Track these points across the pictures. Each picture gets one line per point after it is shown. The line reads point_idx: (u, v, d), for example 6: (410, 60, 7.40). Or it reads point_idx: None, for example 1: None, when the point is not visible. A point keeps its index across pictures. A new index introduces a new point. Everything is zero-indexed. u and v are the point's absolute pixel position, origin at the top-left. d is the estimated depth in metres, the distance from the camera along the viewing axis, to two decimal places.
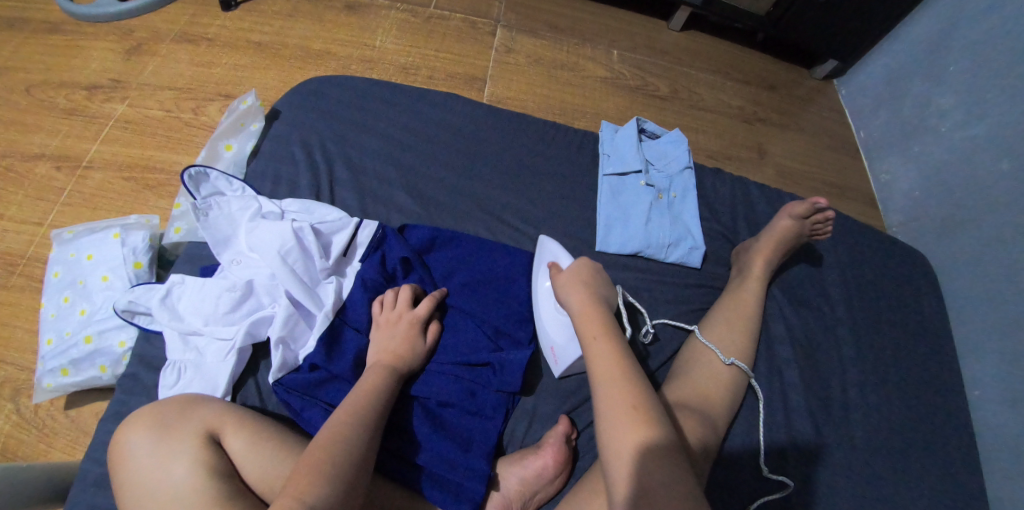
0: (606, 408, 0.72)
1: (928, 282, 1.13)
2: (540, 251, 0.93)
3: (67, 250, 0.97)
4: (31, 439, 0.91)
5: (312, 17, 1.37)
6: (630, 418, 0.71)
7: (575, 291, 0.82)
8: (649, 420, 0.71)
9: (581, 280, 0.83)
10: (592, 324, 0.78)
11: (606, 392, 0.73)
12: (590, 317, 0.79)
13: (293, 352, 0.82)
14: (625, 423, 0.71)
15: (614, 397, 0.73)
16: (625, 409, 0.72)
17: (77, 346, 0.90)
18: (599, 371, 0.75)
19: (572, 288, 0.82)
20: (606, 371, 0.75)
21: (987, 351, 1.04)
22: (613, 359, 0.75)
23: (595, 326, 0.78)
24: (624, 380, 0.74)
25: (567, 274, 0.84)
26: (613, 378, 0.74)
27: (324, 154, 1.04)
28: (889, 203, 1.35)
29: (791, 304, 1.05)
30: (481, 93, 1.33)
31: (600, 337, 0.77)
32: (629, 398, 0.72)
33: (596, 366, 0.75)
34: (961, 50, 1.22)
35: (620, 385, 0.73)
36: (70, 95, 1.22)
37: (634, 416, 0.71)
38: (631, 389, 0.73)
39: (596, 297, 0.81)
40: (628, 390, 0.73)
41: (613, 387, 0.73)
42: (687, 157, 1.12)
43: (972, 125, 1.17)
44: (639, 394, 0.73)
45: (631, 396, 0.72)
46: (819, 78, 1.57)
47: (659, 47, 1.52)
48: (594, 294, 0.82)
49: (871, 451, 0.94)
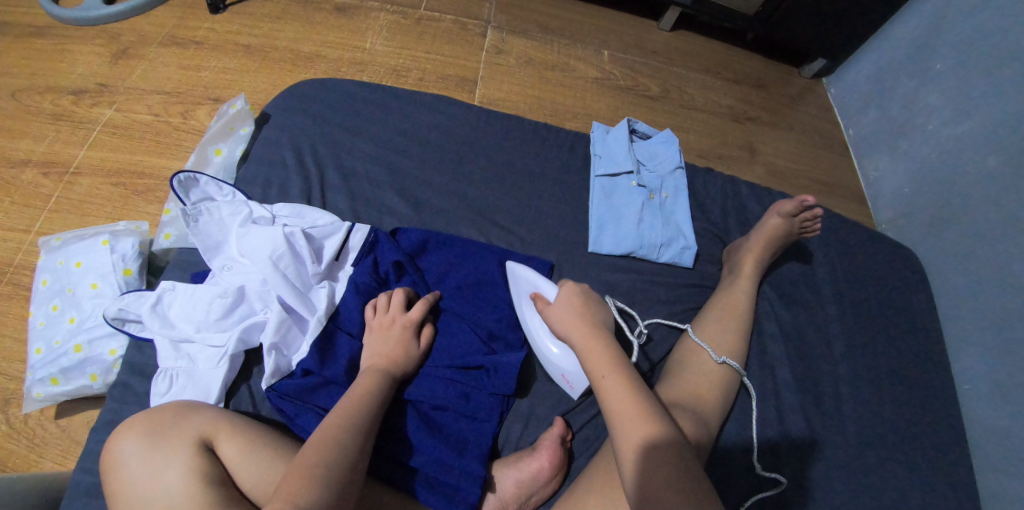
0: (627, 449, 0.71)
1: (918, 277, 1.14)
2: (515, 280, 0.90)
3: (55, 257, 0.96)
4: (21, 449, 0.90)
5: (301, 20, 1.37)
6: (652, 457, 0.70)
7: (574, 324, 0.81)
8: (670, 454, 0.70)
9: (577, 313, 0.82)
10: (599, 361, 0.77)
11: (623, 431, 0.72)
12: (596, 354, 0.78)
13: (286, 358, 0.81)
14: (649, 463, 0.70)
15: (631, 434, 0.72)
16: (646, 447, 0.70)
17: (67, 354, 0.89)
18: (613, 408, 0.74)
19: (570, 321, 0.81)
20: (621, 409, 0.73)
21: (976, 346, 1.05)
22: (626, 395, 0.74)
23: (602, 363, 0.77)
24: (639, 416, 0.73)
25: (562, 309, 0.83)
26: (629, 415, 0.73)
27: (315, 158, 1.03)
28: (879, 200, 1.35)
29: (783, 302, 1.05)
30: (472, 94, 1.32)
31: (611, 375, 0.76)
32: (647, 434, 0.71)
33: (610, 405, 0.74)
34: (948, 47, 1.23)
35: (636, 421, 0.72)
36: (56, 100, 1.21)
37: (655, 452, 0.70)
38: (648, 424, 0.72)
39: (595, 327, 0.81)
40: (645, 425, 0.72)
41: (630, 425, 0.72)
42: (678, 157, 1.12)
43: (959, 122, 1.18)
44: (655, 427, 0.72)
45: (648, 431, 0.71)
46: (808, 77, 1.58)
47: (650, 47, 1.53)
48: (595, 327, 0.81)
49: (863, 446, 0.95)
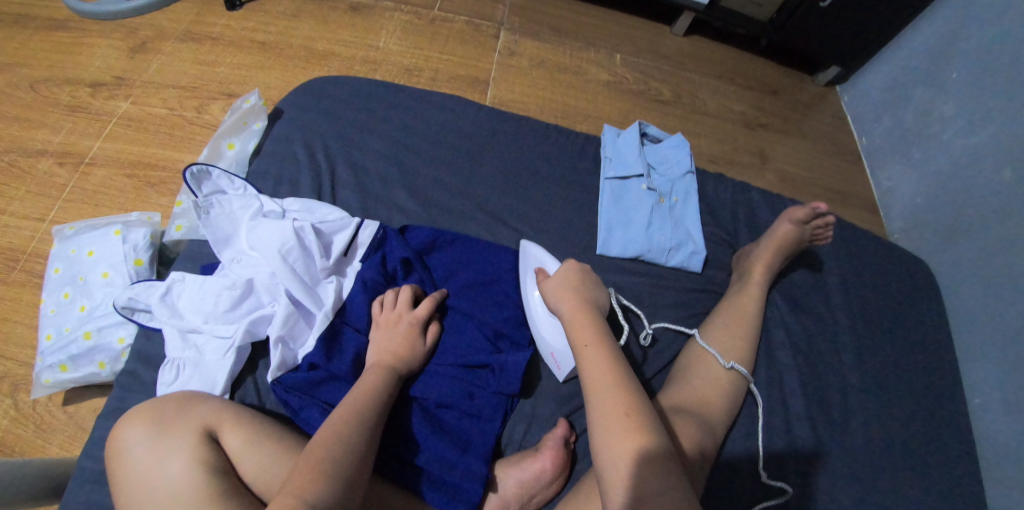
0: (599, 415, 0.72)
1: (929, 289, 1.13)
2: (524, 256, 0.93)
3: (68, 246, 0.97)
4: (29, 435, 0.91)
5: (316, 18, 1.38)
6: (622, 424, 0.70)
7: (566, 299, 0.82)
8: (641, 425, 0.71)
9: (571, 288, 0.84)
10: (584, 332, 0.79)
11: (598, 398, 0.73)
12: (581, 326, 0.79)
13: (293, 351, 0.81)
14: (619, 429, 0.70)
15: (606, 402, 0.72)
16: (617, 414, 0.71)
17: (76, 342, 0.89)
18: (591, 377, 0.75)
19: (562, 296, 0.83)
20: (598, 378, 0.74)
21: (988, 359, 1.04)
22: (605, 366, 0.75)
23: (586, 334, 0.79)
24: (615, 385, 0.74)
25: (556, 283, 0.84)
26: (605, 384, 0.74)
27: (326, 154, 1.04)
28: (891, 210, 1.34)
29: (792, 310, 1.05)
30: (484, 95, 1.33)
31: (592, 345, 0.77)
32: (621, 402, 0.72)
33: (589, 374, 0.75)
34: (963, 58, 1.22)
35: (612, 390, 0.73)
36: (74, 92, 1.22)
37: (626, 421, 0.71)
38: (623, 393, 0.73)
39: (586, 303, 0.82)
40: (620, 395, 0.73)
41: (605, 392, 0.73)
42: (689, 162, 1.12)
43: (973, 133, 1.17)
44: (630, 397, 0.73)
45: (622, 400, 0.72)
46: (822, 85, 1.57)
47: (662, 51, 1.52)
48: (586, 303, 0.82)
49: (870, 457, 0.93)
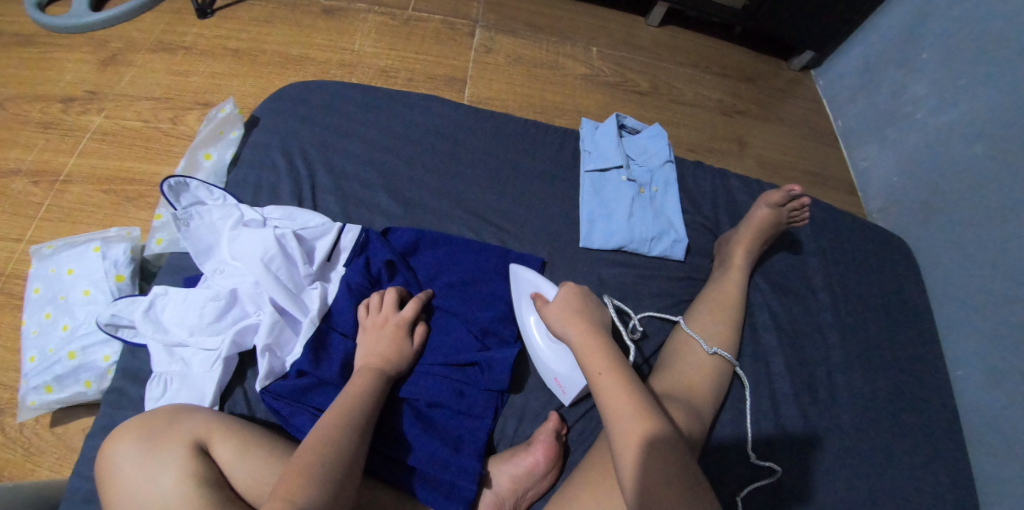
0: (625, 447, 0.71)
1: (909, 265, 1.15)
2: (516, 280, 0.91)
3: (46, 265, 0.96)
4: (17, 458, 0.90)
5: (289, 23, 1.37)
6: (649, 456, 0.70)
7: (573, 325, 0.81)
8: (666, 453, 0.70)
9: (576, 313, 0.82)
10: (596, 360, 0.77)
11: (621, 429, 0.72)
12: (592, 353, 0.78)
13: (280, 359, 0.81)
14: (646, 461, 0.70)
15: (629, 433, 0.72)
16: (642, 446, 0.71)
17: (60, 362, 0.89)
18: (611, 407, 0.74)
19: (567, 321, 0.81)
20: (618, 407, 0.73)
21: (967, 331, 1.06)
22: (623, 393, 0.74)
23: (599, 362, 0.77)
24: (636, 414, 0.73)
25: (560, 308, 0.83)
26: (625, 413, 0.73)
27: (305, 160, 1.03)
28: (869, 190, 1.37)
29: (775, 293, 1.06)
30: (461, 93, 1.33)
31: (608, 373, 0.76)
32: (644, 432, 0.71)
33: (605, 403, 0.74)
34: (933, 38, 1.24)
35: (633, 419, 0.72)
36: (45, 108, 1.21)
37: (651, 451, 0.70)
38: (646, 423, 0.72)
39: (593, 327, 0.81)
40: (642, 423, 0.72)
41: (628, 423, 0.72)
42: (667, 151, 1.13)
43: (945, 111, 1.19)
44: (652, 425, 0.72)
45: (644, 428, 0.72)
46: (797, 69, 1.59)
47: (638, 43, 1.53)
48: (592, 327, 0.81)
49: (858, 433, 0.95)
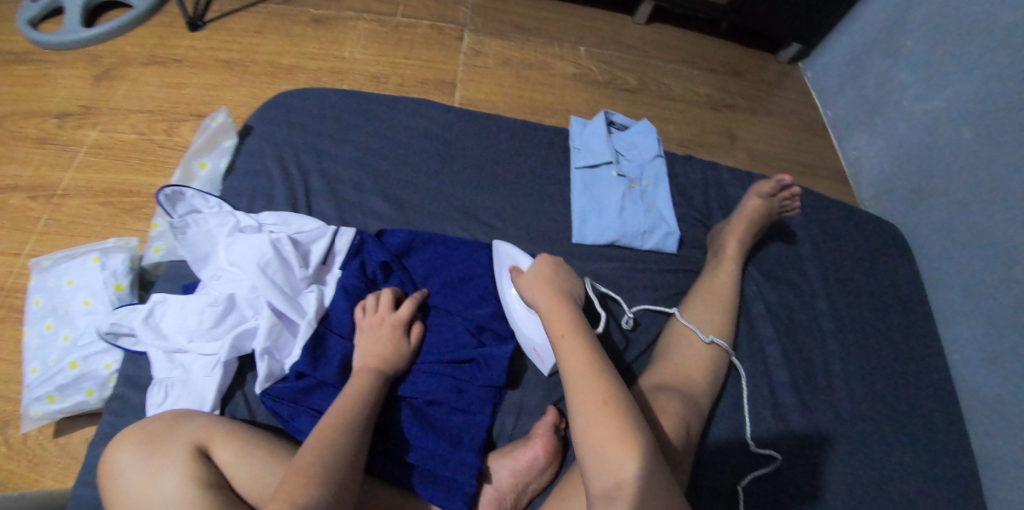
0: (581, 406, 0.73)
1: (902, 251, 1.16)
2: (496, 255, 0.94)
3: (46, 277, 0.97)
4: (22, 469, 0.91)
5: (279, 32, 1.38)
6: (602, 413, 0.71)
7: (543, 293, 0.83)
8: (620, 412, 0.72)
9: (546, 281, 0.85)
10: (561, 324, 0.80)
11: (578, 389, 0.74)
12: (558, 318, 0.81)
13: (279, 362, 0.82)
14: (599, 417, 0.71)
15: (586, 392, 0.73)
16: (597, 403, 0.72)
17: (62, 372, 0.90)
18: (571, 368, 0.76)
19: (537, 289, 0.84)
20: (578, 369, 0.76)
21: (963, 314, 1.07)
22: (584, 356, 0.77)
23: (564, 326, 0.80)
24: (594, 374, 0.75)
25: (530, 279, 0.85)
26: (585, 375, 0.75)
27: (299, 166, 1.05)
28: (860, 179, 1.38)
29: (769, 282, 1.07)
30: (452, 97, 1.34)
31: (572, 337, 0.79)
32: (600, 391, 0.73)
33: (568, 366, 0.77)
34: (916, 26, 1.26)
35: (591, 379, 0.74)
36: (41, 124, 1.22)
37: (605, 409, 0.72)
38: (603, 383, 0.74)
39: (562, 295, 0.83)
40: (598, 383, 0.74)
41: (585, 382, 0.74)
42: (656, 146, 1.14)
43: (932, 97, 1.21)
44: (609, 385, 0.74)
45: (601, 388, 0.73)
46: (785, 62, 1.60)
47: (626, 41, 1.55)
48: (562, 294, 0.83)
49: (856, 418, 0.96)
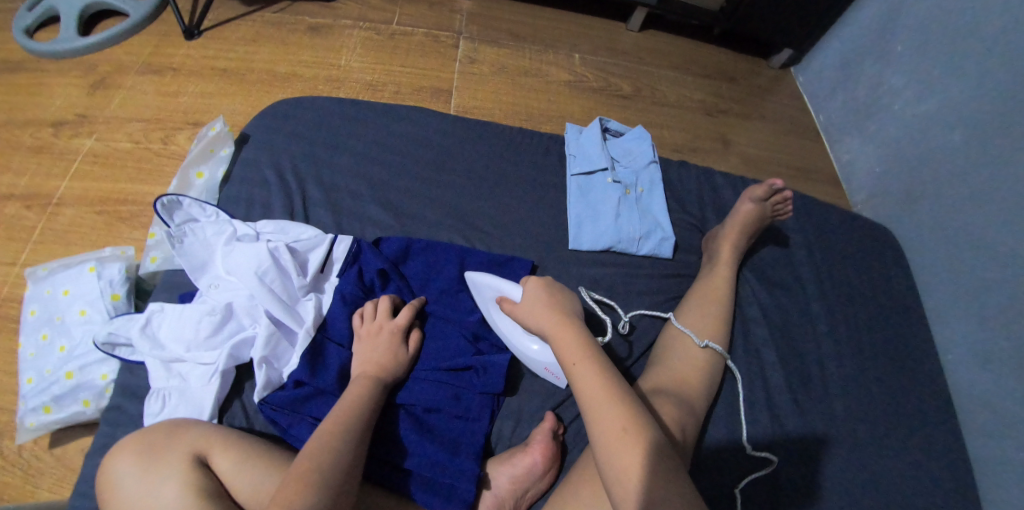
0: (601, 435, 0.73)
1: (895, 254, 1.17)
2: (477, 286, 0.90)
3: (42, 287, 0.97)
4: (17, 480, 0.90)
5: (275, 41, 1.39)
6: (624, 441, 0.71)
7: (546, 320, 0.82)
8: (641, 439, 0.71)
9: (546, 307, 0.83)
10: (571, 350, 0.79)
11: (597, 417, 0.74)
12: (567, 344, 0.79)
13: (277, 371, 0.82)
14: (621, 445, 0.71)
15: (605, 421, 0.73)
16: (617, 431, 0.72)
17: (58, 382, 0.89)
18: (587, 395, 0.75)
19: (540, 316, 0.82)
20: (594, 395, 0.75)
21: (956, 316, 1.08)
22: (598, 382, 0.76)
23: (574, 351, 0.78)
24: (612, 401, 0.74)
25: (532, 305, 0.83)
26: (601, 402, 0.74)
27: (296, 174, 1.05)
28: (852, 183, 1.39)
29: (764, 286, 1.08)
30: (448, 104, 1.34)
31: (585, 363, 0.77)
32: (618, 417, 0.73)
33: (583, 392, 0.76)
34: (906, 31, 1.27)
35: (608, 406, 0.74)
36: (36, 133, 1.22)
37: (626, 436, 0.71)
38: (622, 409, 0.73)
39: (565, 318, 0.81)
40: (616, 410, 0.73)
41: (604, 410, 0.74)
42: (651, 152, 1.15)
43: (923, 101, 1.22)
44: (628, 410, 0.73)
45: (619, 414, 0.73)
46: (777, 68, 1.62)
47: (620, 48, 1.56)
48: (566, 317, 0.82)
49: (852, 420, 0.97)
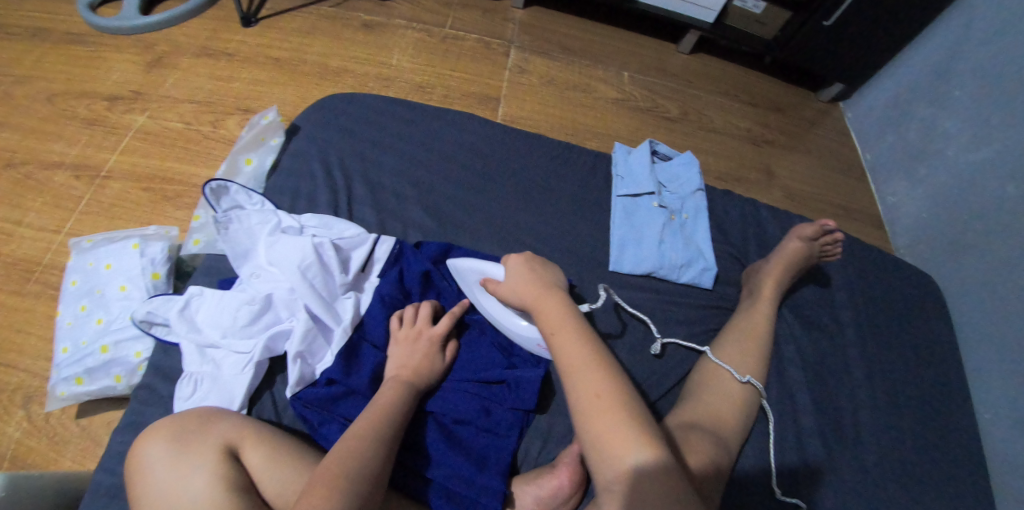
0: (575, 400, 0.72)
1: (937, 304, 1.14)
2: (460, 272, 0.91)
3: (85, 258, 0.98)
4: (42, 447, 0.91)
5: (329, 35, 1.40)
6: (597, 408, 0.70)
7: (527, 294, 0.81)
8: (617, 406, 0.70)
9: (529, 282, 0.83)
10: (552, 321, 0.78)
11: (573, 384, 0.73)
12: (549, 315, 0.78)
13: (311, 367, 0.82)
14: (595, 411, 0.70)
15: (580, 387, 0.72)
16: (590, 398, 0.71)
17: (93, 355, 0.90)
18: (565, 363, 0.74)
19: (522, 290, 0.82)
20: (572, 364, 0.74)
21: (997, 375, 1.04)
22: (577, 349, 0.75)
23: (555, 321, 0.78)
24: (590, 369, 0.73)
25: (515, 282, 0.83)
26: (578, 369, 0.73)
27: (343, 170, 1.05)
28: (896, 225, 1.36)
29: (802, 325, 1.06)
30: (495, 112, 1.34)
31: (565, 330, 0.77)
32: (593, 384, 0.72)
33: (562, 360, 0.75)
34: (965, 75, 1.24)
35: (584, 373, 0.73)
36: (91, 105, 1.24)
37: (600, 404, 0.70)
38: (599, 376, 0.72)
39: (548, 291, 0.81)
40: (592, 377, 0.72)
41: (581, 376, 0.73)
42: (698, 180, 1.13)
43: (977, 149, 1.19)
44: (605, 379, 0.72)
45: (596, 382, 0.72)
46: (826, 101, 1.59)
47: (669, 69, 1.54)
48: (548, 291, 0.81)
49: (882, 472, 0.94)
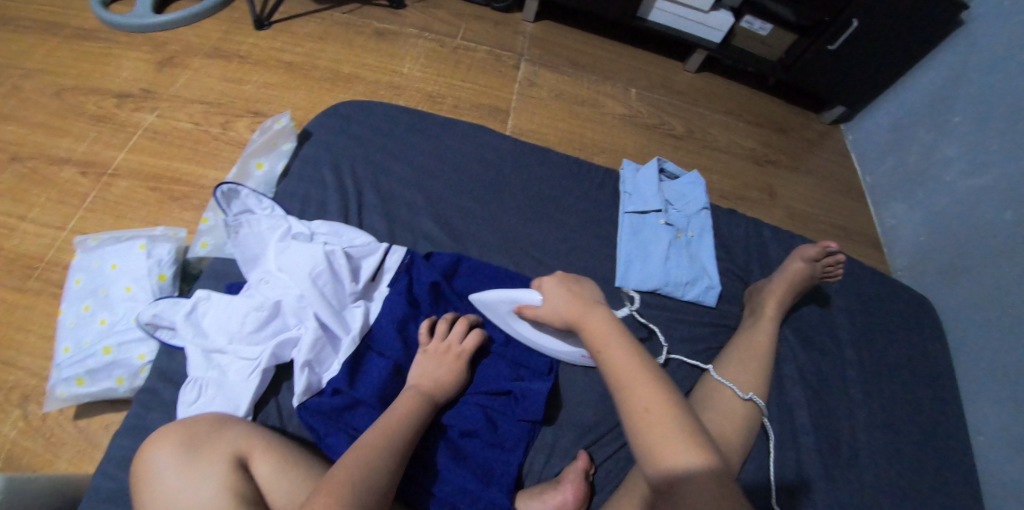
0: (626, 413, 0.72)
1: (936, 328, 1.15)
2: (488, 304, 0.91)
3: (90, 258, 0.97)
4: (38, 447, 0.90)
5: (341, 40, 1.40)
6: (647, 421, 0.70)
7: (569, 312, 0.82)
8: (666, 417, 0.69)
9: (569, 300, 0.83)
10: (599, 336, 0.78)
11: (624, 397, 0.72)
12: (594, 330, 0.79)
13: (318, 376, 0.82)
14: (646, 424, 0.70)
15: (631, 400, 0.72)
16: (640, 412, 0.71)
17: (95, 356, 0.89)
18: (615, 378, 0.74)
19: (564, 307, 0.83)
20: (623, 378, 0.74)
21: (992, 400, 1.05)
22: (625, 363, 0.75)
23: (602, 336, 0.78)
24: (639, 382, 0.73)
25: (555, 302, 0.84)
26: (628, 382, 0.73)
27: (353, 177, 1.05)
28: (895, 248, 1.37)
29: (803, 346, 1.07)
30: (504, 124, 1.35)
31: (611, 346, 0.77)
32: (642, 397, 0.71)
33: (610, 374, 0.75)
34: (965, 102, 1.26)
35: (634, 385, 0.72)
36: (99, 102, 1.23)
37: (649, 416, 0.70)
38: (648, 389, 0.72)
39: (590, 307, 0.82)
40: (642, 389, 0.72)
41: (631, 390, 0.72)
42: (704, 199, 1.14)
43: (976, 175, 1.20)
44: (654, 391, 0.72)
45: (645, 395, 0.71)
46: (827, 123, 1.61)
47: (675, 87, 1.56)
48: (590, 307, 0.82)
49: (877, 493, 0.95)
